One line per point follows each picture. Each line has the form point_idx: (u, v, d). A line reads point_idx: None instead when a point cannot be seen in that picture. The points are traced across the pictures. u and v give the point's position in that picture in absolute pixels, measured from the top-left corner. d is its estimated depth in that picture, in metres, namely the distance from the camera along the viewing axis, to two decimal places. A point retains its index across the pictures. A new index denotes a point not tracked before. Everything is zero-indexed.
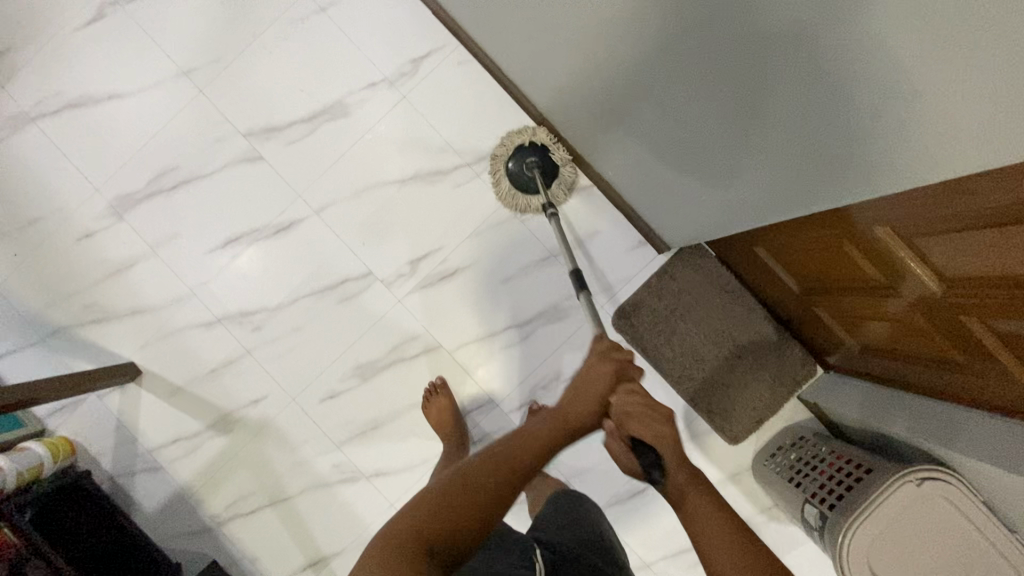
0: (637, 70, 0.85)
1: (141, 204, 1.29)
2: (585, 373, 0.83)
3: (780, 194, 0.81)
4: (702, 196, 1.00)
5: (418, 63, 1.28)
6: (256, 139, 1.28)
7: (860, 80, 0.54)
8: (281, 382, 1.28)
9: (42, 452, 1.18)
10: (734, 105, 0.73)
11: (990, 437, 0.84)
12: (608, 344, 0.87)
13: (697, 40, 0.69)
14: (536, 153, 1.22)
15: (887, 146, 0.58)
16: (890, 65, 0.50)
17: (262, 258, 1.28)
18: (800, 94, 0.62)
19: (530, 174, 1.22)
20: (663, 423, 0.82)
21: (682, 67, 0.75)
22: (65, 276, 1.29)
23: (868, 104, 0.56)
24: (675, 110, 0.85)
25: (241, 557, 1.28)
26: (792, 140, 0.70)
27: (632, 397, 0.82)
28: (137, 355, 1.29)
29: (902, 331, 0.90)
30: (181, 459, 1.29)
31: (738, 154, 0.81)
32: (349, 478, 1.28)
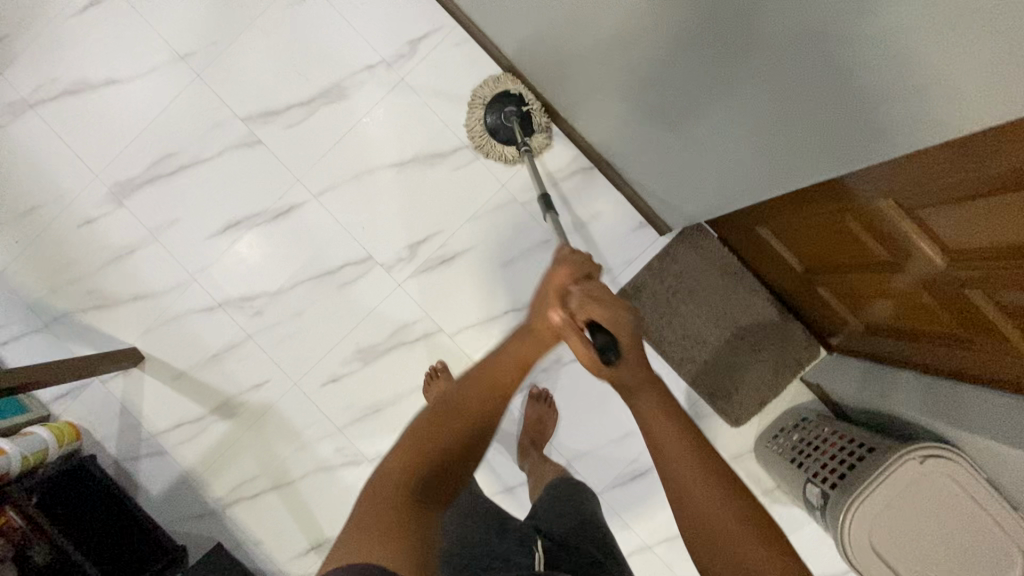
0: (633, 45, 0.84)
1: (141, 190, 1.29)
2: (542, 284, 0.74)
3: (778, 169, 0.81)
4: (703, 175, 0.99)
5: (416, 45, 1.27)
6: (254, 123, 1.28)
7: (859, 40, 0.53)
8: (283, 367, 1.28)
9: (45, 437, 1.18)
10: (732, 76, 0.71)
11: (996, 413, 0.83)
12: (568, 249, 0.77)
13: (692, 8, 0.67)
14: (512, 104, 1.23)
15: (883, 111, 0.58)
16: (886, 23, 0.49)
17: (262, 243, 1.28)
18: (799, 60, 0.61)
19: (508, 125, 1.23)
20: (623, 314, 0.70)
21: (679, 37, 0.73)
22: (67, 262, 1.29)
23: (864, 67, 0.55)
24: (672, 86, 0.84)
25: (246, 541, 1.29)
26: (791, 110, 0.68)
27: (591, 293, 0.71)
28: (139, 340, 1.29)
29: (905, 307, 0.89)
30: (184, 444, 1.30)
31: (735, 128, 0.80)
32: (351, 462, 1.28)
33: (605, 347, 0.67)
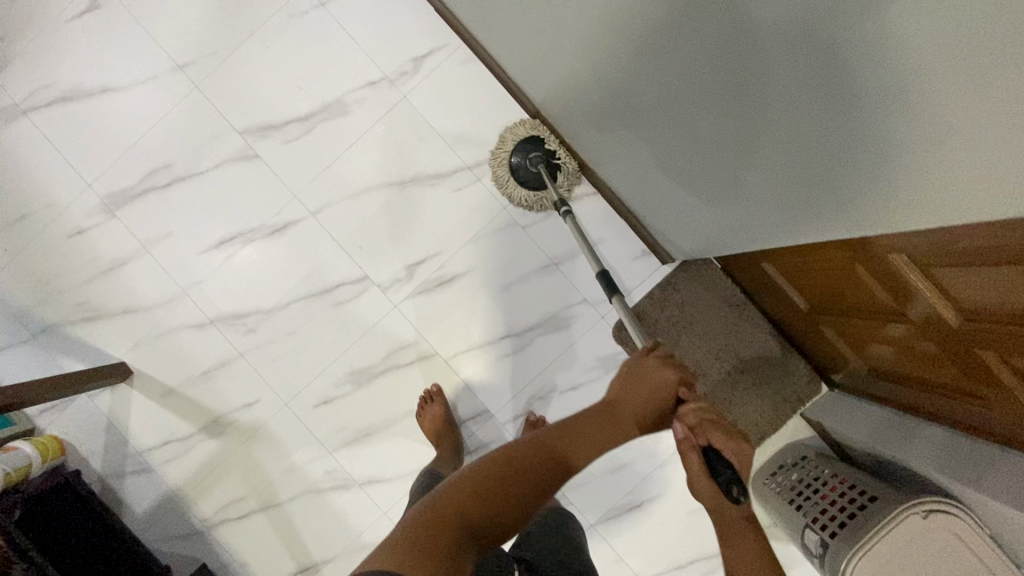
0: (640, 69, 0.81)
1: (134, 201, 1.26)
2: (634, 378, 0.77)
3: (788, 199, 0.78)
4: (707, 202, 0.97)
5: (420, 63, 1.24)
6: (252, 137, 1.25)
7: (878, 129, 0.54)
8: (274, 386, 1.26)
9: (30, 452, 1.17)
10: (747, 140, 0.73)
11: (996, 474, 0.81)
12: (662, 350, 0.81)
13: (711, 75, 0.69)
14: (538, 149, 1.21)
15: (899, 152, 0.55)
16: (900, 66, 0.47)
17: (255, 260, 1.26)
18: (815, 136, 0.62)
19: (535, 169, 1.20)
20: (740, 442, 0.75)
21: (697, 98, 0.75)
22: (56, 273, 1.27)
23: (876, 108, 0.52)
24: (686, 137, 0.85)
25: (232, 561, 1.27)
26: (806, 176, 0.70)
27: (702, 412, 0.76)
28: (128, 354, 1.27)
29: (913, 356, 0.87)
30: (171, 462, 1.27)
31: (742, 158, 0.78)
32: (341, 485, 1.26)
33: (732, 489, 0.72)
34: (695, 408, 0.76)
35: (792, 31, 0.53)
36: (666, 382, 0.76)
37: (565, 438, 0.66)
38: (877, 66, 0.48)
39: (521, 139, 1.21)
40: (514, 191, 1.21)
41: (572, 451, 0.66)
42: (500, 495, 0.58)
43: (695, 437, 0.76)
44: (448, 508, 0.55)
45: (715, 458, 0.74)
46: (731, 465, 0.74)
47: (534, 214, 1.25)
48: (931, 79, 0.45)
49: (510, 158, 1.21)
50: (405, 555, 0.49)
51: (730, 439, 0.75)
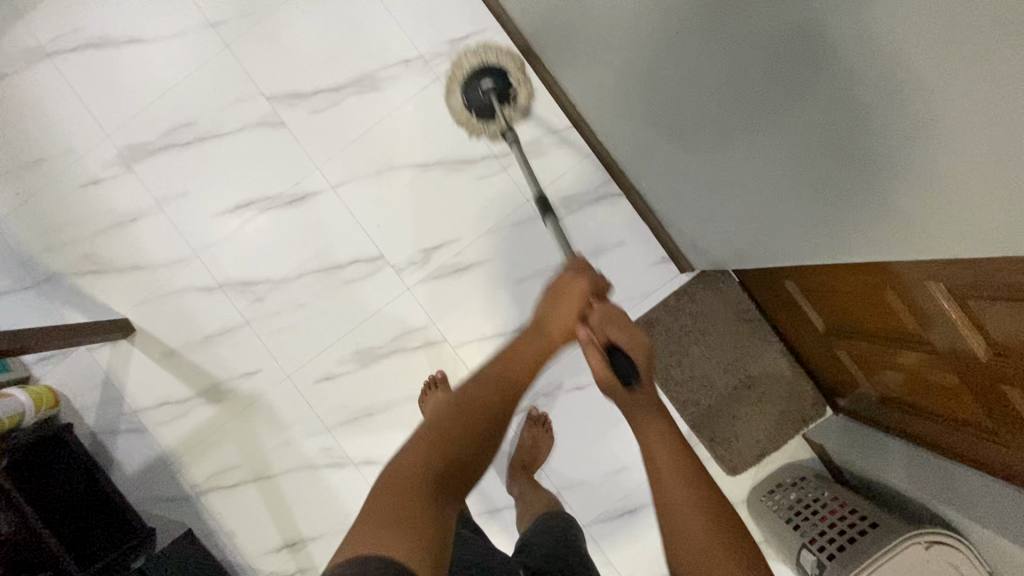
0: (663, 69, 0.85)
1: (153, 157, 1.24)
2: (550, 292, 0.84)
3: (792, 211, 0.80)
4: (721, 210, 0.98)
5: (457, 45, 1.22)
6: (279, 104, 1.23)
7: (900, 121, 0.53)
8: (278, 358, 1.24)
9: (23, 401, 1.15)
10: (766, 128, 0.72)
11: (1000, 508, 0.81)
12: (580, 260, 0.86)
13: (739, 54, 0.67)
14: (491, 73, 1.06)
15: (896, 167, 0.57)
16: (898, 77, 0.50)
17: (270, 229, 1.24)
18: (835, 127, 0.61)
19: (485, 101, 1.07)
20: (640, 336, 0.81)
21: (710, 99, 0.78)
22: (67, 221, 1.24)
23: (875, 122, 0.55)
24: (708, 125, 0.83)
25: (219, 529, 1.26)
26: (819, 172, 0.69)
27: (606, 310, 0.82)
28: (131, 311, 1.25)
29: (927, 387, 0.87)
30: (166, 424, 1.25)
31: (753, 164, 0.81)
32: (336, 463, 1.24)
33: (626, 372, 0.77)
34: (600, 308, 0.82)
35: (802, 38, 0.57)
36: (578, 292, 0.82)
37: (503, 368, 0.70)
38: (859, 75, 0.53)
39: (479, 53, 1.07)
40: (457, 105, 1.09)
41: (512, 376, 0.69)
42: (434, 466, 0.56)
43: (596, 335, 0.82)
44: (380, 503, 0.52)
45: (616, 352, 0.79)
46: (629, 356, 0.78)
47: (556, 209, 1.24)
48: (944, 71, 0.46)
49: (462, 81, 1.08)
50: (374, 529, 0.49)
51: (628, 334, 0.80)
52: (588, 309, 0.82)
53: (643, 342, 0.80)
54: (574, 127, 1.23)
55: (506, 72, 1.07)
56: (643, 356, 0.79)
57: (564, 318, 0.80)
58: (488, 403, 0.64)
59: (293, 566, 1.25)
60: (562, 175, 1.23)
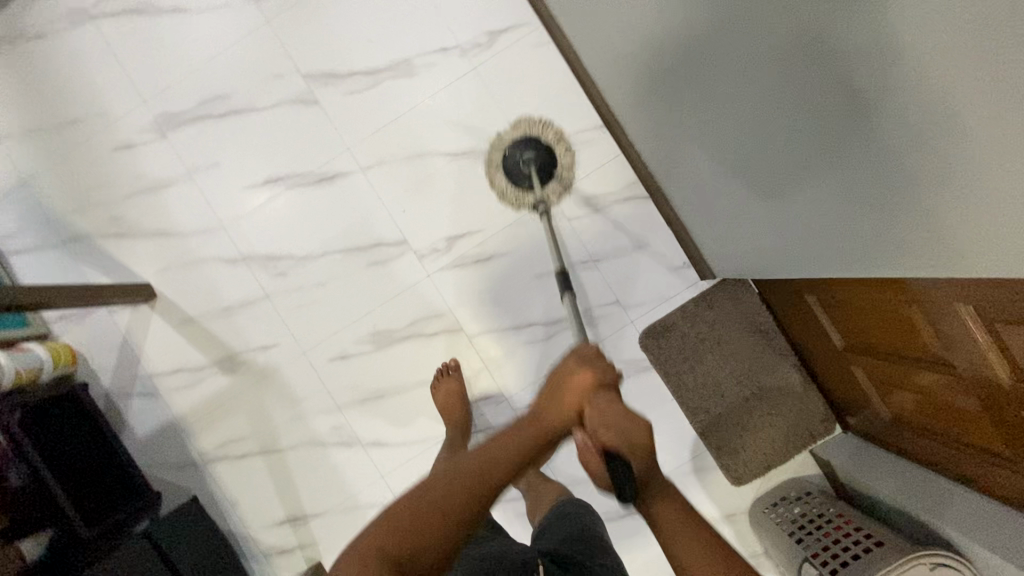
0: (703, 79, 0.86)
1: (186, 126, 1.25)
2: (552, 375, 0.72)
3: (828, 232, 0.80)
4: (753, 224, 0.98)
5: (495, 37, 1.23)
6: (315, 83, 1.24)
7: (909, 134, 0.55)
8: (295, 334, 1.25)
9: (42, 356, 1.17)
10: (787, 138, 0.75)
11: (1004, 532, 0.82)
12: (591, 347, 0.73)
13: (778, 68, 0.68)
14: (534, 149, 1.18)
15: (936, 192, 0.57)
16: (941, 101, 0.50)
17: (296, 206, 1.25)
18: (868, 146, 0.62)
19: (524, 169, 1.19)
20: (641, 431, 0.67)
21: (751, 112, 0.79)
22: (98, 183, 1.26)
23: (917, 145, 0.55)
24: (734, 131, 0.86)
25: (223, 499, 1.27)
26: (851, 191, 0.70)
27: (608, 403, 0.68)
28: (154, 277, 1.26)
29: (943, 410, 0.87)
30: (180, 391, 1.27)
31: (790, 181, 0.81)
32: (344, 442, 1.25)
33: (621, 482, 0.64)
34: (603, 401, 0.68)
35: (847, 58, 0.57)
36: (580, 375, 0.70)
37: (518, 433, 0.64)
38: (901, 97, 0.53)
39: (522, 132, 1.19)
40: (501, 181, 1.21)
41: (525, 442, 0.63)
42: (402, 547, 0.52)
43: (592, 438, 0.68)
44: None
45: (611, 455, 0.66)
46: (624, 459, 0.66)
47: (581, 207, 1.24)
48: (984, 97, 0.46)
49: (504, 151, 1.19)
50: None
51: (625, 434, 0.67)
52: (594, 399, 0.69)
53: (644, 442, 0.67)
54: (606, 127, 1.23)
55: (548, 150, 1.19)
56: (647, 465, 0.66)
57: (562, 405, 0.68)
58: (478, 476, 0.58)
59: (294, 540, 1.26)
60: (590, 174, 1.24)
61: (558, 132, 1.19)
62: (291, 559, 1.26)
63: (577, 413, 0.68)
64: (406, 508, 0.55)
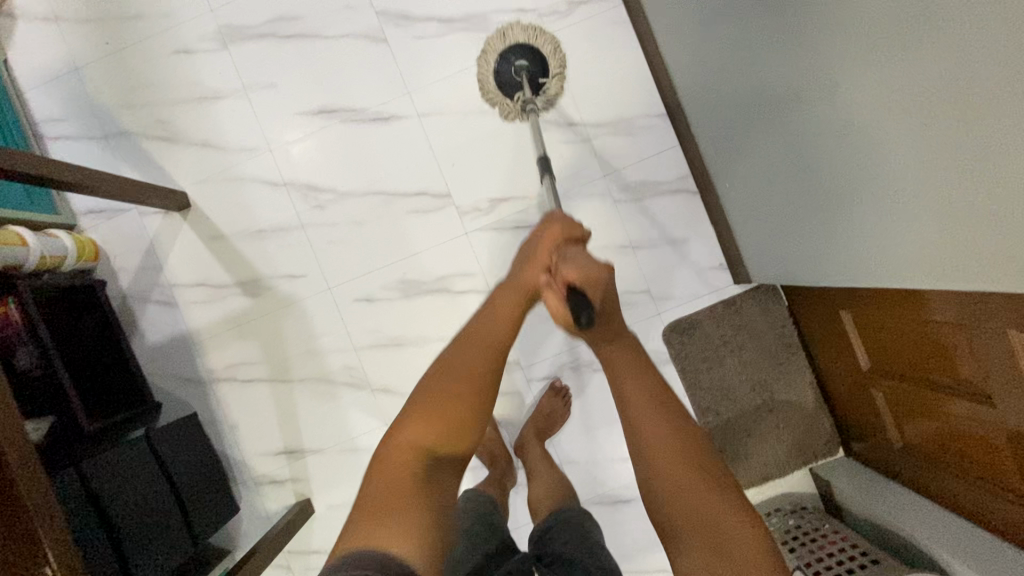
0: (755, 88, 0.94)
1: (249, 41, 1.23)
2: (526, 244, 0.70)
3: (837, 240, 0.90)
4: (786, 237, 1.04)
5: (574, 8, 1.22)
6: (386, 21, 1.23)
7: (867, 129, 0.72)
8: (323, 268, 1.24)
9: (68, 246, 1.15)
10: (822, 146, 0.83)
11: (1002, 566, 0.83)
12: (562, 214, 0.71)
13: (775, 88, 0.88)
14: (526, 54, 1.10)
15: (900, 174, 0.70)
16: (878, 97, 0.68)
17: (347, 141, 1.24)
18: (844, 146, 0.78)
19: (519, 80, 1.12)
20: (603, 267, 0.63)
21: (766, 129, 0.96)
22: (149, 84, 1.24)
23: (875, 135, 0.71)
24: (777, 141, 0.94)
25: (223, 421, 1.26)
26: (843, 192, 0.84)
27: (574, 249, 0.66)
28: (192, 187, 1.24)
29: (957, 438, 0.89)
30: (199, 305, 1.25)
31: (800, 190, 0.94)
32: (355, 384, 1.25)
33: (578, 309, 0.60)
34: (569, 256, 0.65)
35: (815, 78, 0.78)
36: (550, 247, 0.67)
37: (479, 343, 0.62)
38: (854, 100, 0.72)
39: (512, 41, 1.09)
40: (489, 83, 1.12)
41: (491, 348, 0.62)
42: (430, 441, 0.58)
43: (553, 278, 0.65)
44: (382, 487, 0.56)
45: (572, 291, 0.62)
46: (590, 294, 0.61)
47: (629, 192, 1.24)
48: (901, 84, 0.64)
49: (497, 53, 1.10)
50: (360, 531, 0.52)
51: (587, 269, 0.62)
52: (557, 249, 0.67)
53: (606, 274, 0.62)
54: (667, 117, 1.23)
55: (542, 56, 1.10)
56: (609, 294, 0.63)
57: (532, 273, 0.66)
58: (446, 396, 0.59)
59: (288, 473, 1.26)
60: (643, 160, 1.24)
61: (553, 40, 1.09)
62: (281, 492, 1.25)
63: (545, 266, 0.66)
64: (423, 405, 0.59)
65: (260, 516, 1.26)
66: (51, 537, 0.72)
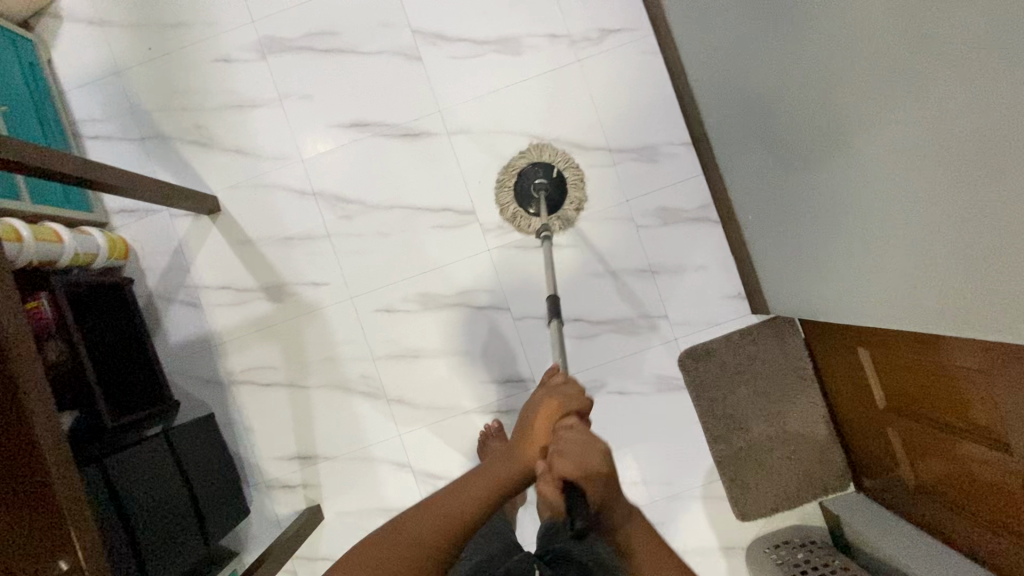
0: (775, 121, 0.96)
1: (287, 53, 1.26)
2: (541, 393, 0.76)
3: (847, 269, 0.93)
4: (803, 269, 1.06)
5: (606, 36, 1.25)
6: (422, 41, 1.25)
7: (866, 155, 0.77)
8: (346, 277, 1.26)
9: (100, 243, 1.18)
10: (833, 182, 0.87)
11: None
12: (561, 379, 0.79)
13: (786, 116, 0.93)
14: (544, 173, 1.21)
15: (902, 198, 0.74)
16: (875, 123, 0.73)
17: (376, 154, 1.26)
18: (849, 172, 0.83)
19: (534, 193, 1.21)
20: (599, 456, 0.64)
21: (779, 158, 1.00)
22: (188, 90, 1.27)
23: (876, 161, 0.76)
24: (791, 176, 0.98)
25: (240, 423, 1.28)
26: (850, 219, 0.87)
27: (574, 418, 0.70)
28: (222, 191, 1.27)
29: (965, 474, 0.89)
30: (223, 308, 1.27)
31: (809, 217, 0.98)
32: (371, 393, 1.26)
33: (570, 511, 0.60)
34: (574, 427, 0.68)
35: (816, 104, 0.84)
36: (555, 399, 0.74)
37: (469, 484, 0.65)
38: (852, 125, 0.78)
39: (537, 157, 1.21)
40: (508, 185, 1.22)
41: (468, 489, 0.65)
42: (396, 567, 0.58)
43: (548, 469, 0.64)
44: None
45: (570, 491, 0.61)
46: (581, 494, 0.61)
47: (652, 217, 1.26)
48: (893, 109, 0.69)
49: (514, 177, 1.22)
50: None
51: (583, 460, 0.63)
52: (554, 429, 0.70)
53: (604, 466, 0.63)
54: (693, 146, 1.25)
55: (557, 174, 1.21)
56: (603, 482, 0.63)
57: (528, 446, 0.70)
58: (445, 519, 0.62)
59: (300, 478, 1.27)
60: (667, 186, 1.25)
61: (577, 175, 1.21)
62: (291, 496, 1.27)
63: (540, 447, 0.69)
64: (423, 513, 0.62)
65: (270, 519, 1.27)
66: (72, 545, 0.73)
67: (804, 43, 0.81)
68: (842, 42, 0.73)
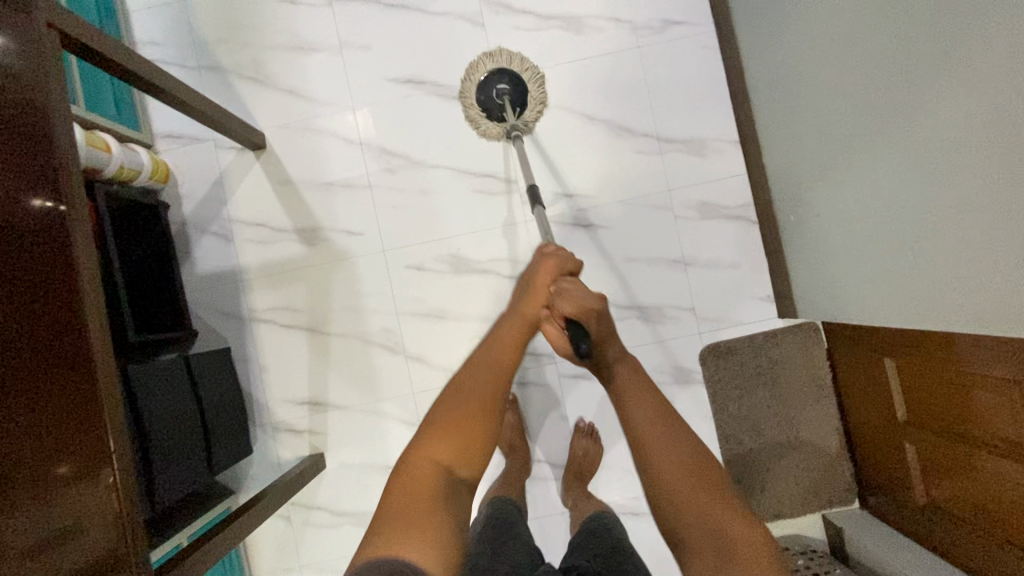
0: (829, 121, 0.98)
1: (354, 2, 1.28)
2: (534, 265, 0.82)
3: (882, 271, 0.96)
4: (840, 272, 1.07)
5: (668, 27, 1.26)
6: (488, 8, 1.27)
7: (901, 157, 0.83)
8: (381, 230, 1.27)
9: (145, 162, 1.18)
10: (871, 183, 0.92)
11: None
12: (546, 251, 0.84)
13: (835, 116, 0.96)
14: (506, 81, 1.21)
15: (932, 196, 0.79)
16: (910, 124, 0.79)
17: (427, 113, 1.27)
18: (886, 173, 0.88)
19: (497, 102, 1.21)
20: (593, 297, 0.77)
21: (824, 159, 1.03)
22: (250, 26, 1.28)
23: (911, 161, 0.81)
24: (835, 177, 1.01)
25: (254, 361, 1.27)
26: (884, 219, 0.92)
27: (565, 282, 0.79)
28: (270, 129, 1.28)
29: (978, 490, 0.89)
30: (255, 245, 1.28)
31: (847, 218, 1.01)
32: (391, 348, 1.26)
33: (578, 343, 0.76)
34: (569, 289, 0.77)
35: (857, 107, 0.90)
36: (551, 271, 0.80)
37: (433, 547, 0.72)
38: (889, 127, 0.83)
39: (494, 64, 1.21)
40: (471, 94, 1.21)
41: None
42: None
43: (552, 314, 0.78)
44: None
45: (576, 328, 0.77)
46: (583, 324, 0.77)
47: (691, 210, 1.26)
48: (925, 109, 0.75)
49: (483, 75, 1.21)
50: None
51: (579, 308, 0.76)
52: (554, 285, 0.78)
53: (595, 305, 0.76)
54: (741, 145, 1.26)
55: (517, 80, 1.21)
56: (602, 319, 0.77)
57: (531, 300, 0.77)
58: None
59: (308, 424, 1.26)
60: (710, 182, 1.26)
61: (539, 80, 1.22)
62: (297, 442, 1.26)
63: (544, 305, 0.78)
64: None
65: (272, 462, 1.27)
66: (71, 450, 0.71)
67: (855, 47, 0.86)
68: (883, 47, 0.80)
